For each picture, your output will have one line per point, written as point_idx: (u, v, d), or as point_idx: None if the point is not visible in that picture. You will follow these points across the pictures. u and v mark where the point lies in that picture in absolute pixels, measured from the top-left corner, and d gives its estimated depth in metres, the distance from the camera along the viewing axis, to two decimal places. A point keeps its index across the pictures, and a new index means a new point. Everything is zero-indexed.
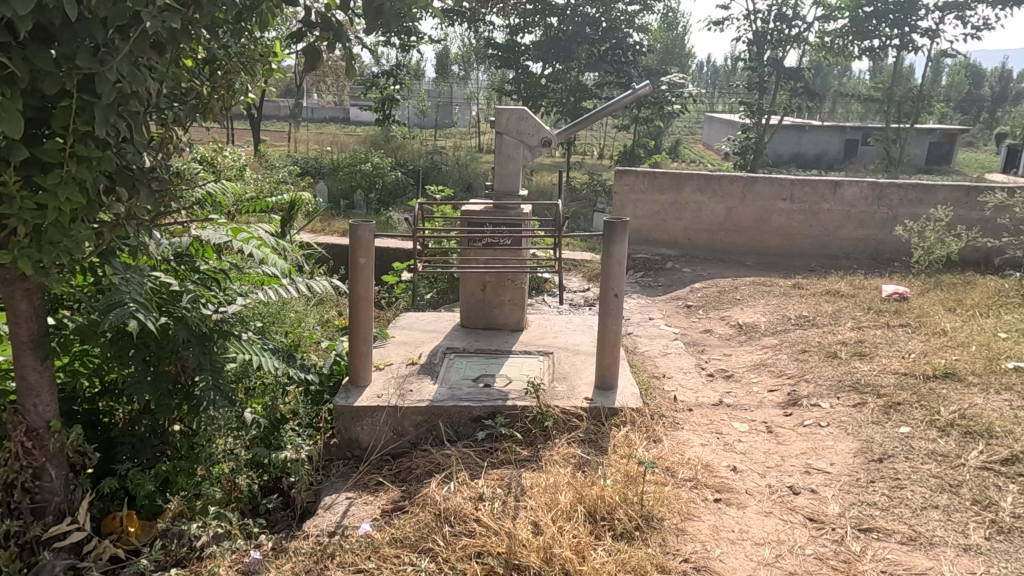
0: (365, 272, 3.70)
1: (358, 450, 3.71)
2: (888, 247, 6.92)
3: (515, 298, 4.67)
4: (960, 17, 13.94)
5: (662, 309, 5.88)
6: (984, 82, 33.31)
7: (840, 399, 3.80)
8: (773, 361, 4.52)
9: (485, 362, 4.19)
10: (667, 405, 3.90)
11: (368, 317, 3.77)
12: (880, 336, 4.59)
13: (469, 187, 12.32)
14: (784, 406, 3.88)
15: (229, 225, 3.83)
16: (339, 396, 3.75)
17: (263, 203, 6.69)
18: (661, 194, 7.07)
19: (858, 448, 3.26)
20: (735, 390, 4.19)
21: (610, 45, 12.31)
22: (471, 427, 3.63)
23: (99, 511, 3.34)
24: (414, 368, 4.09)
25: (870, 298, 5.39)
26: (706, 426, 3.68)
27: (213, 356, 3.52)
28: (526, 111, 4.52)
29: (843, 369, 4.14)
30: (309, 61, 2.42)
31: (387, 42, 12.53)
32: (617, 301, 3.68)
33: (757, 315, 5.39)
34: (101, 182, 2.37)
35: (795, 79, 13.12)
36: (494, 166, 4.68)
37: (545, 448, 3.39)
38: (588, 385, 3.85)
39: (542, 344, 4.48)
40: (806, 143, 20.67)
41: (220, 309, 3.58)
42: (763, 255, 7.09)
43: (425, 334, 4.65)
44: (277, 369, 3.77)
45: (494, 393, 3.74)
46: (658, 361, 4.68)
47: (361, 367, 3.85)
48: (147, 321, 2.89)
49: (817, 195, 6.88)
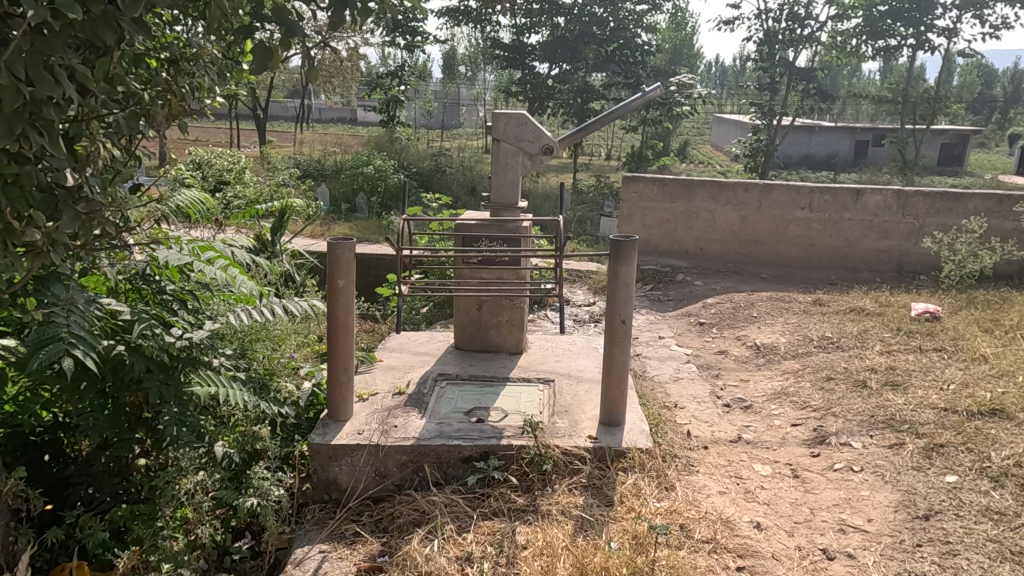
0: (345, 295, 3.34)
1: (336, 492, 3.32)
2: (913, 259, 6.51)
3: (514, 319, 4.29)
4: (978, 15, 13.47)
5: (672, 326, 5.49)
6: (998, 83, 32.81)
7: (873, 438, 3.41)
8: (797, 390, 4.12)
9: (478, 392, 3.82)
10: (680, 443, 3.51)
11: (349, 343, 3.40)
12: (913, 363, 4.19)
13: (473, 191, 11.95)
14: (811, 445, 3.49)
15: (196, 242, 3.48)
16: (317, 432, 3.38)
17: (252, 211, 6.38)
18: (671, 202, 6.68)
19: (898, 501, 2.87)
20: (754, 424, 3.79)
21: (618, 45, 11.88)
22: (461, 469, 3.25)
23: (45, 563, 2.95)
24: (401, 399, 3.71)
25: (897, 317, 4.99)
26: (724, 469, 3.29)
27: (175, 388, 3.18)
28: (526, 116, 4.14)
29: (875, 402, 3.74)
30: (258, 60, 2.06)
31: (389, 41, 12.17)
32: (625, 327, 3.29)
33: (776, 335, 4.99)
34: (15, 205, 2.01)
35: (809, 80, 12.66)
36: (491, 176, 4.30)
37: (543, 497, 3.02)
38: (593, 420, 3.46)
39: (542, 370, 4.10)
40: (817, 143, 20.18)
41: (184, 335, 3.24)
42: (779, 267, 6.68)
43: (416, 358, 4.28)
44: (247, 402, 3.37)
45: (488, 429, 3.36)
46: (669, 388, 4.29)
47: (342, 401, 3.47)
48: (86, 358, 2.52)
49: (838, 204, 6.48)
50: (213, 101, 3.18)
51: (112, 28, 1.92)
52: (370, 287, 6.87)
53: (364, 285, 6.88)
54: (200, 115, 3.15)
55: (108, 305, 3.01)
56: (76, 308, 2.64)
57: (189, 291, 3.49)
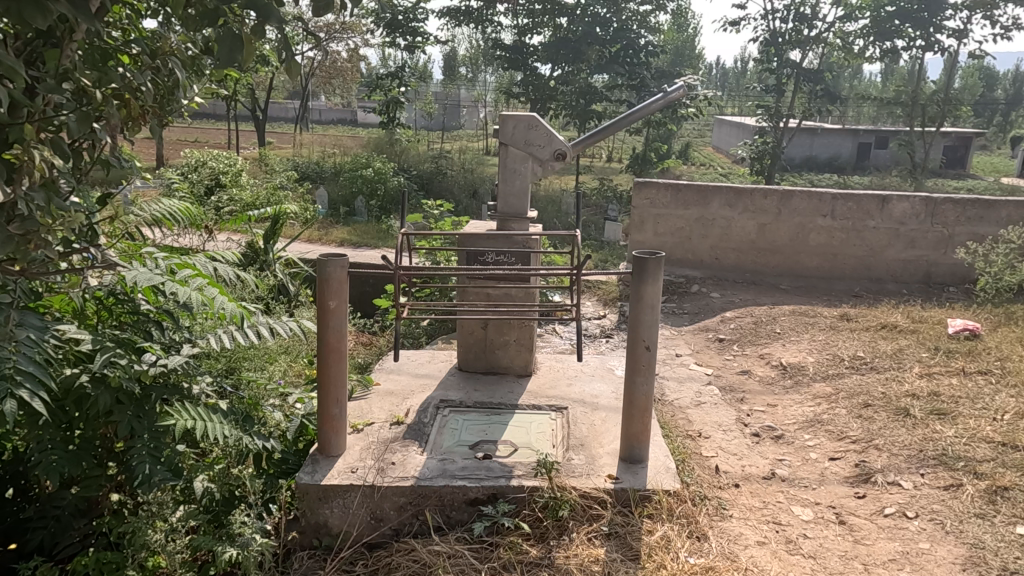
0: (337, 316, 2.99)
1: (327, 538, 2.97)
2: (942, 270, 6.19)
3: (522, 338, 3.95)
4: (988, 16, 13.12)
5: (689, 343, 5.14)
6: (998, 85, 32.49)
7: (924, 477, 3.08)
8: (832, 418, 3.77)
9: (484, 422, 3.46)
10: (709, 482, 3.17)
11: (341, 370, 3.06)
12: (958, 388, 3.83)
13: (474, 195, 11.56)
14: (853, 483, 3.15)
15: (170, 258, 3.14)
16: (304, 471, 3.02)
17: (243, 217, 6.02)
18: (685, 209, 6.33)
19: (964, 557, 2.56)
20: (788, 457, 3.45)
21: (621, 45, 11.51)
22: (467, 512, 2.91)
23: None
24: (399, 431, 3.36)
25: (934, 335, 4.65)
26: (760, 513, 2.95)
27: (149, 420, 2.89)
28: (536, 119, 3.79)
29: (922, 434, 3.41)
30: (225, 50, 1.71)
31: (388, 42, 11.82)
32: (648, 355, 2.94)
33: (803, 353, 4.65)
34: None
35: (815, 81, 12.32)
36: (498, 184, 3.96)
37: (559, 548, 2.69)
38: (612, 457, 3.12)
39: (554, 395, 3.75)
40: (819, 146, 19.82)
41: (159, 362, 2.90)
42: (800, 277, 6.34)
43: (416, 381, 3.93)
44: (229, 436, 3.02)
45: (496, 467, 3.01)
46: (690, 413, 3.95)
47: (333, 434, 3.12)
48: (32, 401, 2.20)
49: (862, 211, 6.14)
50: (190, 100, 2.91)
51: (45, 14, 1.62)
52: (367, 298, 6.52)
53: (362, 295, 6.52)
54: (175, 116, 2.89)
55: (67, 332, 2.67)
56: (23, 342, 2.32)
57: (165, 311, 3.14)
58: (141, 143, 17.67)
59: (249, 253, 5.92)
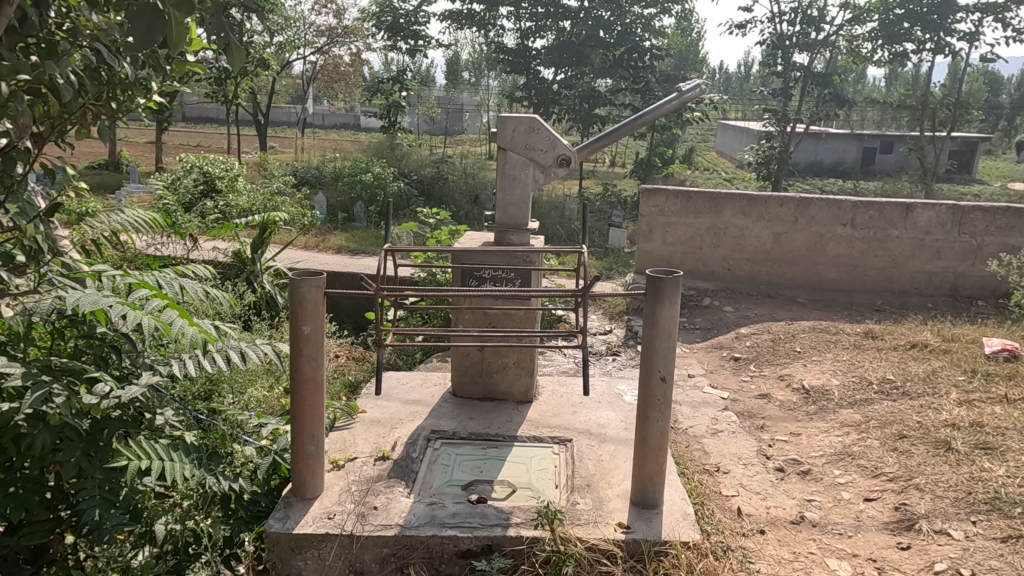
0: (312, 344, 2.64)
1: None
2: (969, 282, 5.86)
3: (522, 361, 3.60)
4: (1000, 20, 12.73)
5: (703, 361, 4.79)
6: (1004, 90, 32.15)
7: (977, 526, 2.73)
8: (863, 451, 3.41)
9: (480, 457, 3.11)
10: (731, 528, 2.82)
11: (317, 404, 2.71)
12: (1003, 418, 3.48)
13: (475, 200, 11.23)
14: (894, 531, 2.79)
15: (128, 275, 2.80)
16: (276, 516, 2.67)
17: (231, 224, 5.66)
18: (696, 217, 5.98)
19: None
20: (817, 497, 3.09)
21: (625, 49, 11.10)
22: (458, 566, 2.56)
23: None
24: (385, 468, 3.02)
25: (969, 355, 4.30)
26: (790, 567, 2.60)
27: (99, 460, 2.54)
28: (538, 120, 3.45)
29: (970, 471, 3.06)
30: (142, 31, 1.39)
31: (388, 45, 11.51)
32: (664, 387, 2.59)
33: (826, 375, 4.29)
34: None
35: (824, 84, 11.92)
36: (497, 193, 3.62)
37: None
38: (622, 500, 2.77)
39: (557, 425, 3.40)
40: (824, 151, 19.46)
41: (111, 394, 2.54)
42: (817, 289, 5.99)
43: (406, 408, 3.58)
44: (191, 477, 2.67)
45: (491, 514, 2.67)
46: (707, 444, 3.59)
47: (309, 475, 2.76)
48: None
49: (884, 220, 5.80)
50: (151, 97, 2.66)
51: None
52: (361, 311, 6.18)
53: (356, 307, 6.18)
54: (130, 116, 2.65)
55: None
56: None
57: (123, 335, 2.79)
58: (143, 146, 17.46)
59: (235, 264, 5.61)
